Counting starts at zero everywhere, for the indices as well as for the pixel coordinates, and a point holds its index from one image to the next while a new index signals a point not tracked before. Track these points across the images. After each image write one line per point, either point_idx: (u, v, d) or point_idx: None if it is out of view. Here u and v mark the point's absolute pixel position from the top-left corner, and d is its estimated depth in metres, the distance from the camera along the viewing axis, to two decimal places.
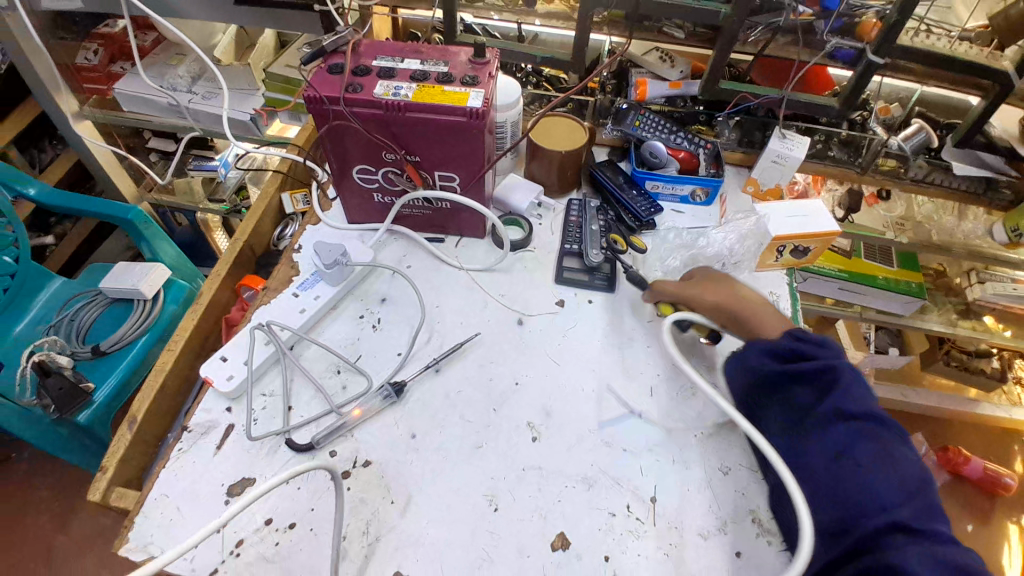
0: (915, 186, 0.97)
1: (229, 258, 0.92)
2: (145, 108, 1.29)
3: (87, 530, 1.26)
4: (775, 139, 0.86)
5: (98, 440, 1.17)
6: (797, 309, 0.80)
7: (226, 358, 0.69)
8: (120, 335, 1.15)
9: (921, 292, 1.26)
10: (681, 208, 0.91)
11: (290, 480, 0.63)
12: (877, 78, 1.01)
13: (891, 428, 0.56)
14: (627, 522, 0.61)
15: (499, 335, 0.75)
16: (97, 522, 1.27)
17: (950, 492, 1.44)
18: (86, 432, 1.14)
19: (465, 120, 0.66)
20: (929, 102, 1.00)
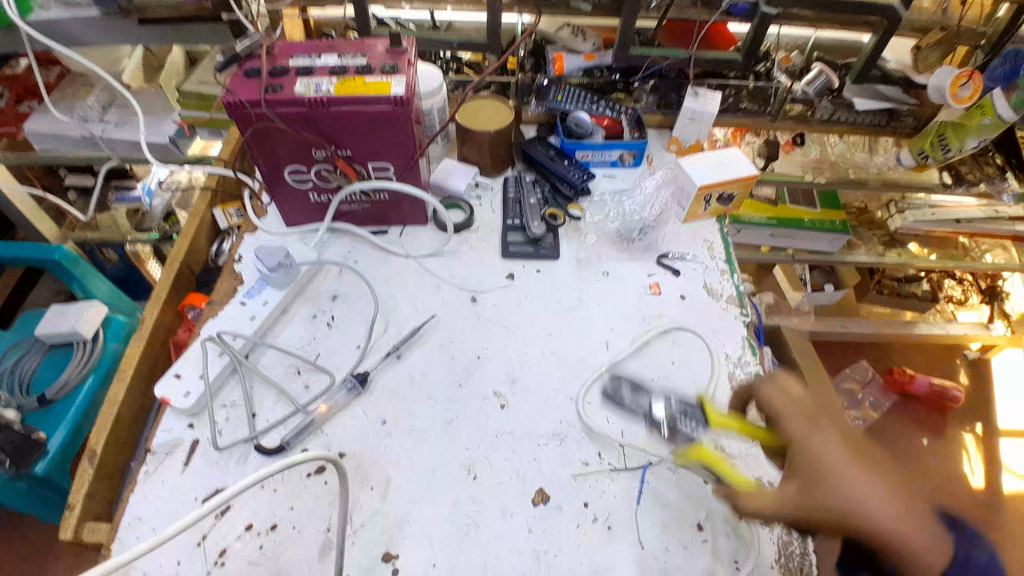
0: (823, 126, 1.04)
1: (167, 280, 0.90)
2: (56, 144, 1.23)
3: None
4: (688, 97, 0.91)
5: (60, 490, 1.13)
6: (730, 251, 0.85)
7: (181, 375, 0.68)
8: (64, 380, 1.10)
9: (845, 228, 1.35)
10: (613, 172, 0.95)
11: (265, 485, 0.63)
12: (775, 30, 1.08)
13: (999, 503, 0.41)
14: (600, 468, 0.64)
15: (455, 314, 0.77)
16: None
17: (899, 412, 1.55)
18: (47, 484, 1.10)
19: (391, 108, 0.68)
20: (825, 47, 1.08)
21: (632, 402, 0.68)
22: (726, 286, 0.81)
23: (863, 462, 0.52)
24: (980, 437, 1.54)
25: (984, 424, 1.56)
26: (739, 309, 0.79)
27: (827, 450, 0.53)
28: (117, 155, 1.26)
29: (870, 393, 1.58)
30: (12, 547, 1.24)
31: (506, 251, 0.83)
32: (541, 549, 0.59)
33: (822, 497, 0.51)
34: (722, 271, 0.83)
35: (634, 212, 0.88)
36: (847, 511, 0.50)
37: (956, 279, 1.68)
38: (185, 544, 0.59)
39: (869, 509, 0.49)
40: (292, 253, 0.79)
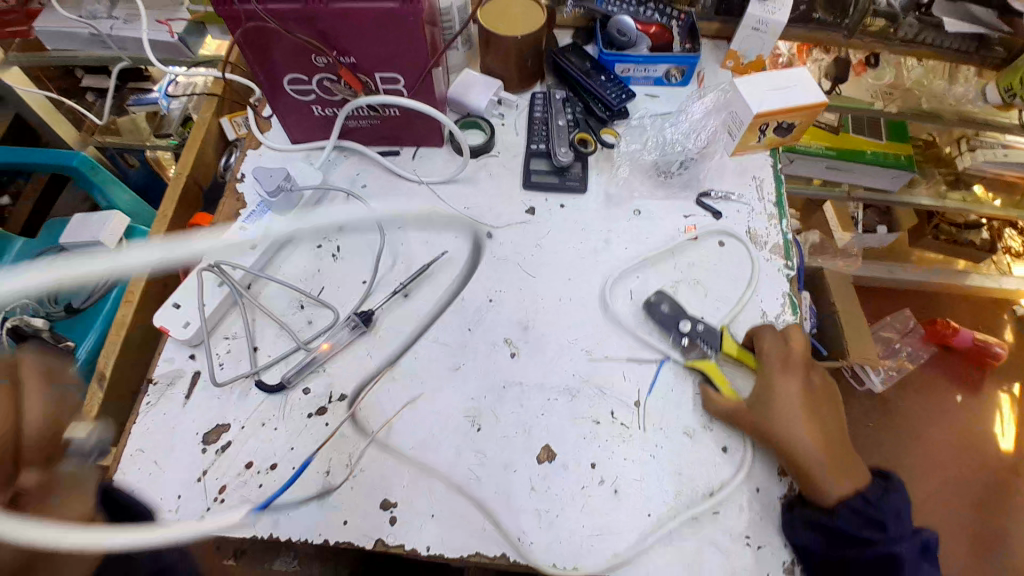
0: (905, 47, 0.89)
1: (173, 196, 0.86)
2: (67, 43, 1.15)
3: None
4: (754, 1, 0.77)
5: None
6: (781, 192, 0.75)
7: (179, 304, 0.64)
8: (90, 290, 1.09)
9: (910, 163, 1.20)
10: (656, 91, 0.83)
11: (265, 422, 0.61)
12: None
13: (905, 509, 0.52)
14: (614, 429, 0.60)
15: (469, 251, 0.70)
16: None
17: (936, 364, 1.47)
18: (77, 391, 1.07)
19: (398, 5, 0.57)
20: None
21: (669, 319, 0.66)
22: (772, 232, 0.72)
23: (808, 412, 0.58)
24: (1015, 398, 1.44)
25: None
26: (784, 261, 0.70)
27: (784, 390, 0.58)
28: (127, 54, 1.16)
29: (908, 343, 1.49)
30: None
31: (529, 181, 0.74)
32: (544, 509, 0.56)
33: (765, 429, 0.57)
34: (770, 216, 0.73)
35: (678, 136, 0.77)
36: (781, 443, 0.56)
37: (1015, 230, 1.55)
38: (186, 478, 0.58)
39: (801, 445, 0.56)
40: (294, 175, 0.72)
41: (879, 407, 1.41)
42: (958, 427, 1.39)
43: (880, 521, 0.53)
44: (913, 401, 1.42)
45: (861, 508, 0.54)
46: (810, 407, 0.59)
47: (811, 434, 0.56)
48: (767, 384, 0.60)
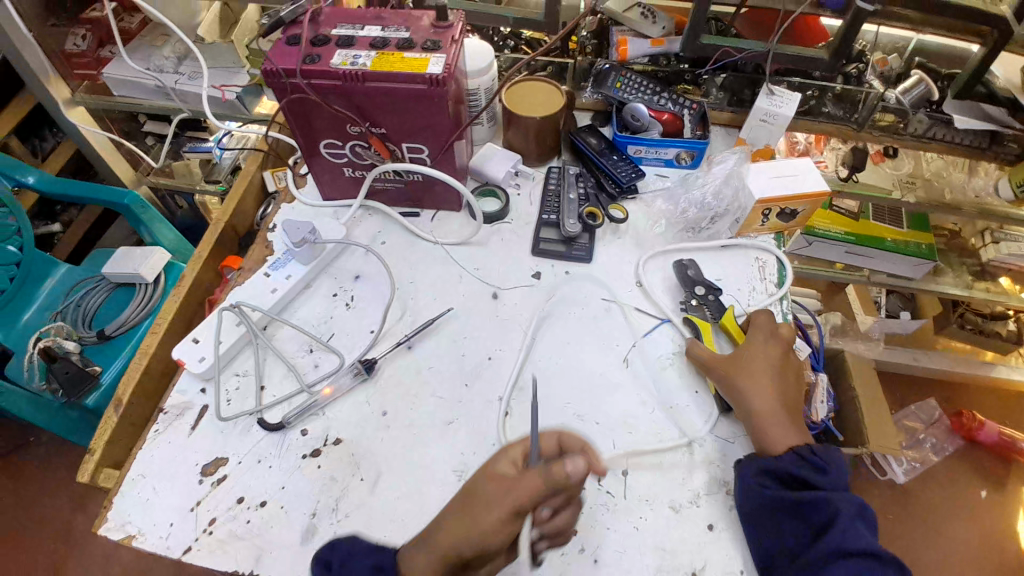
0: (917, 142, 0.92)
1: (211, 238, 0.93)
2: (135, 91, 1.28)
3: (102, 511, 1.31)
4: (761, 96, 0.82)
5: None
6: (785, 273, 0.77)
7: (198, 340, 0.69)
8: (124, 319, 1.16)
9: (932, 254, 1.21)
10: (666, 172, 0.87)
11: (262, 459, 0.63)
12: (873, 29, 0.96)
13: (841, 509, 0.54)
14: (597, 496, 0.61)
15: (474, 309, 0.74)
16: None
17: (961, 458, 1.40)
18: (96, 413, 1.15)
19: (427, 88, 0.64)
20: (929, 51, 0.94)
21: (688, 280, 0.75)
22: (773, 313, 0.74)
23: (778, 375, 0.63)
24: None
25: None
26: None
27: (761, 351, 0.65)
28: (188, 107, 1.29)
29: (933, 434, 1.44)
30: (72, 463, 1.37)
31: (537, 248, 0.78)
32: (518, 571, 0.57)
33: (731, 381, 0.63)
34: (771, 295, 0.75)
35: (690, 206, 0.82)
36: (746, 395, 0.61)
37: None
38: (180, 507, 0.61)
39: (762, 399, 0.61)
40: (320, 228, 0.78)
41: (899, 500, 1.35)
42: (979, 526, 1.31)
43: (825, 468, 0.58)
44: (937, 496, 1.35)
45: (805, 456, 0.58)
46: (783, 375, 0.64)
47: (767, 392, 0.62)
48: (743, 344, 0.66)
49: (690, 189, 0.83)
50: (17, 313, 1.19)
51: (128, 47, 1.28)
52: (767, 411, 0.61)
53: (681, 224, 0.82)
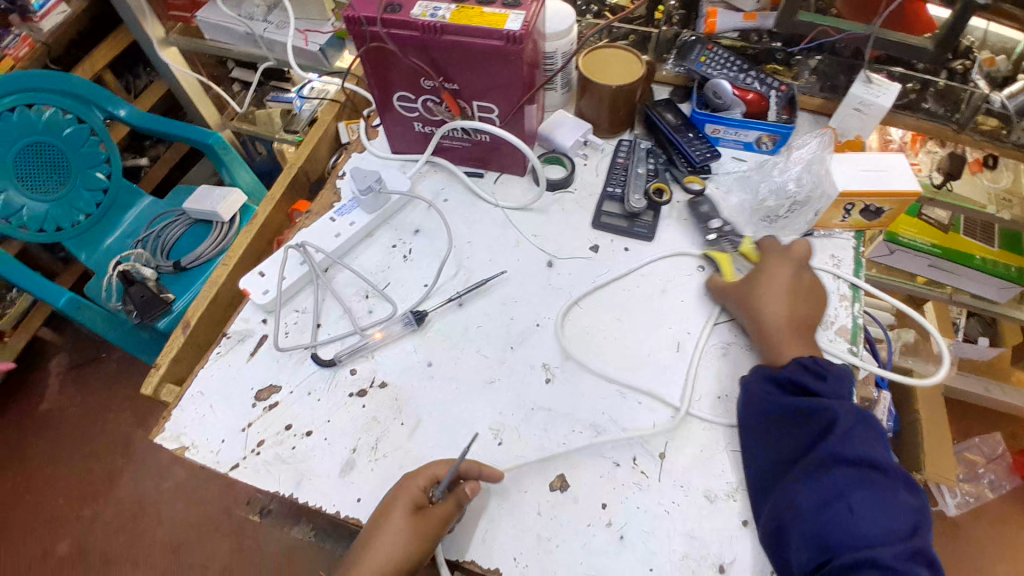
0: (1016, 152, 0.82)
1: (284, 181, 0.97)
2: (224, 36, 1.33)
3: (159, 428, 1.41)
4: (858, 82, 0.76)
5: None
6: (859, 275, 0.73)
7: (264, 274, 0.73)
8: (200, 253, 1.22)
9: (1022, 278, 1.09)
10: (744, 156, 0.83)
11: (311, 392, 0.66)
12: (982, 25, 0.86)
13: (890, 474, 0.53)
14: (631, 473, 0.60)
15: (526, 275, 0.74)
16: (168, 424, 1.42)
17: (1018, 498, 1.30)
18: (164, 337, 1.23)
19: (503, 44, 0.63)
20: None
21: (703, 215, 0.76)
22: (840, 312, 0.70)
23: (792, 294, 0.65)
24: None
25: None
26: (849, 344, 0.68)
27: (778, 272, 0.66)
28: (273, 56, 1.33)
29: (992, 470, 1.33)
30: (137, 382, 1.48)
31: (598, 221, 0.77)
32: (544, 533, 0.57)
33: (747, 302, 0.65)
34: (842, 297, 0.71)
35: (769, 194, 0.77)
36: (757, 314, 0.64)
37: None
38: (232, 426, 0.65)
39: (774, 313, 0.63)
40: (386, 179, 0.79)
41: (945, 532, 1.27)
42: None
43: (819, 374, 0.59)
44: (989, 535, 1.26)
45: (805, 363, 0.60)
46: (795, 292, 0.65)
47: (786, 304, 0.64)
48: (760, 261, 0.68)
49: (764, 175, 0.78)
50: (100, 237, 1.27)
51: None
52: (779, 320, 0.63)
53: (755, 216, 0.77)
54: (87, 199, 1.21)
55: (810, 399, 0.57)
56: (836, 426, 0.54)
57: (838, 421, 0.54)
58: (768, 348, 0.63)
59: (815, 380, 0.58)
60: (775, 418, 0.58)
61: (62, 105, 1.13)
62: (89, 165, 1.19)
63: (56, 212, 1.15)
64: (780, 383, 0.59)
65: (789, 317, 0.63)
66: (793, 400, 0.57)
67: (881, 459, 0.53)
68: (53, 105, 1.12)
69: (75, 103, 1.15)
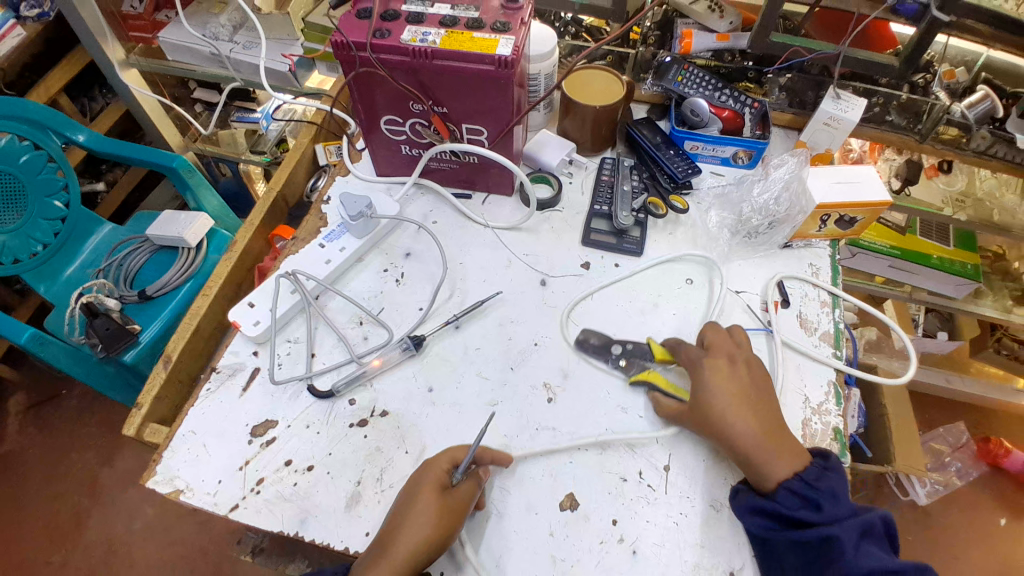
0: (977, 158, 0.89)
1: (262, 207, 0.94)
2: (188, 56, 1.30)
3: (130, 465, 1.35)
4: (827, 99, 0.80)
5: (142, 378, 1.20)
6: (836, 281, 0.76)
7: (254, 304, 0.71)
8: (165, 282, 1.18)
9: (977, 275, 1.17)
10: (721, 170, 0.86)
11: (310, 425, 0.65)
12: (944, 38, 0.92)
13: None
14: (639, 487, 0.61)
15: (521, 295, 0.74)
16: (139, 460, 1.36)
17: (984, 483, 1.37)
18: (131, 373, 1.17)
19: (494, 68, 0.64)
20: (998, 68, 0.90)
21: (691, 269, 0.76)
22: (823, 319, 0.73)
23: (742, 401, 0.60)
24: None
25: None
26: (833, 349, 0.71)
27: (712, 384, 0.61)
28: (240, 76, 1.31)
29: (958, 458, 1.40)
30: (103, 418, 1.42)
31: (587, 239, 0.78)
32: (559, 554, 0.57)
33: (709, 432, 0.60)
34: (823, 303, 0.74)
35: (753, 213, 0.79)
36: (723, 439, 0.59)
37: None
38: (228, 466, 0.63)
39: (741, 439, 0.58)
40: (375, 203, 0.79)
41: (918, 520, 1.33)
42: (1002, 554, 1.29)
43: (813, 502, 0.55)
44: (958, 521, 1.33)
45: (792, 488, 0.56)
46: (744, 396, 0.60)
47: (747, 423, 0.58)
48: (699, 379, 0.62)
49: (744, 192, 0.81)
50: (60, 268, 1.21)
51: (185, 11, 1.29)
52: (747, 441, 0.58)
53: (742, 229, 0.79)
54: (45, 228, 1.15)
55: (808, 530, 0.54)
56: (844, 550, 0.52)
57: (844, 548, 0.52)
58: (750, 471, 0.58)
59: (811, 509, 0.55)
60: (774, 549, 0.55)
61: (18, 131, 1.08)
62: (47, 193, 1.14)
63: (13, 244, 1.10)
64: (773, 514, 0.56)
65: (751, 433, 0.58)
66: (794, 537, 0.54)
67: (895, 565, 0.52)
68: (9, 131, 1.07)
69: (31, 129, 1.11)
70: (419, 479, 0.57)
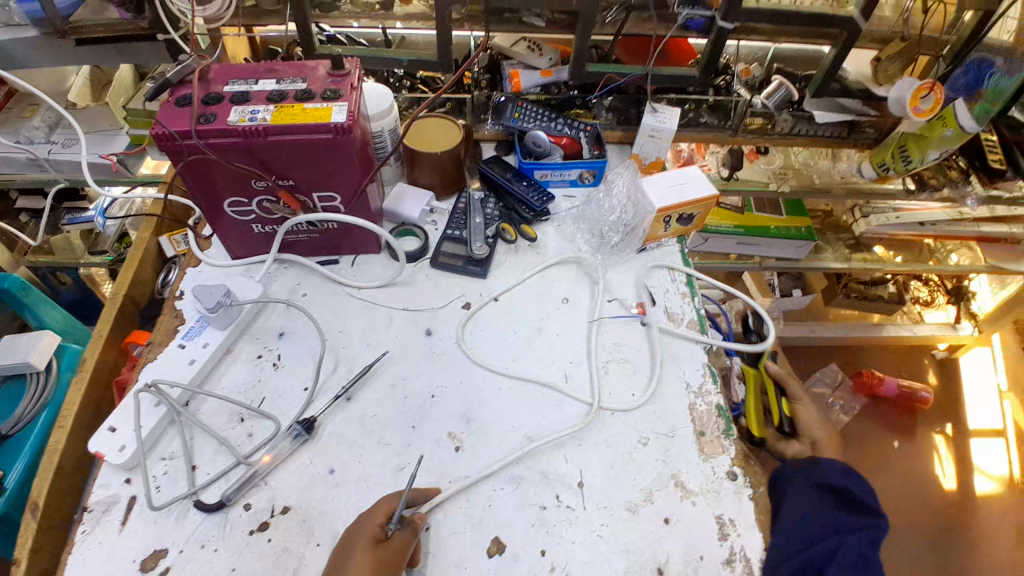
0: (784, 140, 1.02)
1: (110, 316, 0.85)
2: (3, 166, 1.17)
3: None
4: (647, 113, 0.88)
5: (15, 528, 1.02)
6: (691, 274, 0.84)
7: (114, 428, 0.64)
8: (18, 415, 1.02)
9: (810, 236, 1.32)
10: (573, 192, 0.91)
11: (205, 544, 0.59)
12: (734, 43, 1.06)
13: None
14: (560, 511, 0.62)
15: (409, 350, 0.73)
16: None
17: (871, 414, 1.59)
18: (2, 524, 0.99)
19: (332, 136, 0.64)
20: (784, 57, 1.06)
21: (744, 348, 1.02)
22: (686, 307, 0.80)
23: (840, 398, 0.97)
24: (949, 437, 1.58)
25: (955, 425, 1.60)
26: (701, 335, 0.77)
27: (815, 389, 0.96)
28: (64, 177, 1.18)
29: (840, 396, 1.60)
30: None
31: (436, 261, 0.81)
32: None
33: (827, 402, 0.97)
34: (684, 295, 0.81)
35: (610, 231, 0.85)
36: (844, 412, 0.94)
37: (922, 281, 1.70)
38: None
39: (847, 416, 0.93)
40: (234, 289, 0.74)
41: None
42: (906, 472, 1.50)
43: None
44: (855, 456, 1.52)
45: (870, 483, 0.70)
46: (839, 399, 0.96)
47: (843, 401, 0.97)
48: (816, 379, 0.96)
49: (598, 209, 0.87)
50: None
51: None
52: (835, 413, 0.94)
53: (599, 242, 0.85)
54: None
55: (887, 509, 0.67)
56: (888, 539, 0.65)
57: None
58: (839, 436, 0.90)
59: None
60: None
61: None
62: None
63: None
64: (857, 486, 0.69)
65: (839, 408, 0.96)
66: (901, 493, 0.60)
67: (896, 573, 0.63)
68: None
69: None
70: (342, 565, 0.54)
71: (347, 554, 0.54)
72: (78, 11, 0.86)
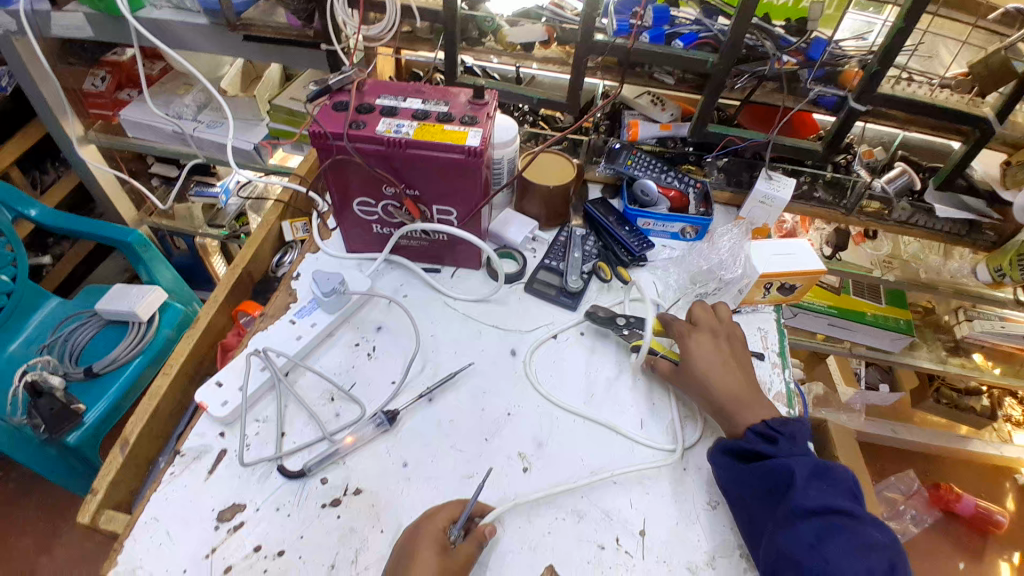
0: (899, 228, 0.99)
1: (228, 283, 0.94)
2: (150, 134, 1.32)
3: (72, 550, 1.28)
4: (761, 179, 0.89)
5: (87, 461, 1.14)
6: (784, 344, 0.82)
7: (222, 383, 0.71)
8: (114, 357, 1.14)
9: (909, 329, 1.26)
10: (672, 244, 0.93)
11: (280, 508, 0.63)
12: (862, 124, 1.06)
13: (850, 517, 0.57)
14: (617, 555, 0.62)
15: (492, 365, 0.76)
16: (80, 547, 1.29)
17: (939, 530, 1.46)
18: (76, 454, 1.12)
19: (464, 157, 0.69)
20: (912, 146, 1.04)
21: None
22: (774, 380, 0.78)
23: None
24: (1016, 566, 1.41)
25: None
26: (786, 409, 0.75)
27: None
28: (203, 153, 1.32)
29: (912, 504, 1.49)
30: (41, 503, 1.34)
31: (530, 286, 0.84)
32: None
33: None
34: (774, 364, 0.80)
35: (703, 278, 0.87)
36: None
37: (1016, 398, 1.57)
38: (194, 554, 0.60)
39: None
40: (347, 279, 0.80)
41: None
42: None
43: (770, 437, 0.64)
44: (917, 572, 1.39)
45: (755, 429, 0.65)
46: None
47: None
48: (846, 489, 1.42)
49: (700, 257, 0.88)
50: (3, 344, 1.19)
51: (148, 91, 1.32)
52: None
53: (694, 292, 0.86)
54: None
55: (766, 460, 0.61)
56: (794, 479, 0.59)
57: (794, 475, 0.59)
58: None
59: (770, 443, 0.63)
60: (742, 486, 0.62)
61: None
62: None
63: None
64: (736, 451, 0.65)
65: None
66: (754, 468, 0.61)
67: (846, 505, 0.58)
68: None
69: None
70: (409, 553, 0.57)
71: (411, 548, 0.57)
72: (251, 10, 0.96)
